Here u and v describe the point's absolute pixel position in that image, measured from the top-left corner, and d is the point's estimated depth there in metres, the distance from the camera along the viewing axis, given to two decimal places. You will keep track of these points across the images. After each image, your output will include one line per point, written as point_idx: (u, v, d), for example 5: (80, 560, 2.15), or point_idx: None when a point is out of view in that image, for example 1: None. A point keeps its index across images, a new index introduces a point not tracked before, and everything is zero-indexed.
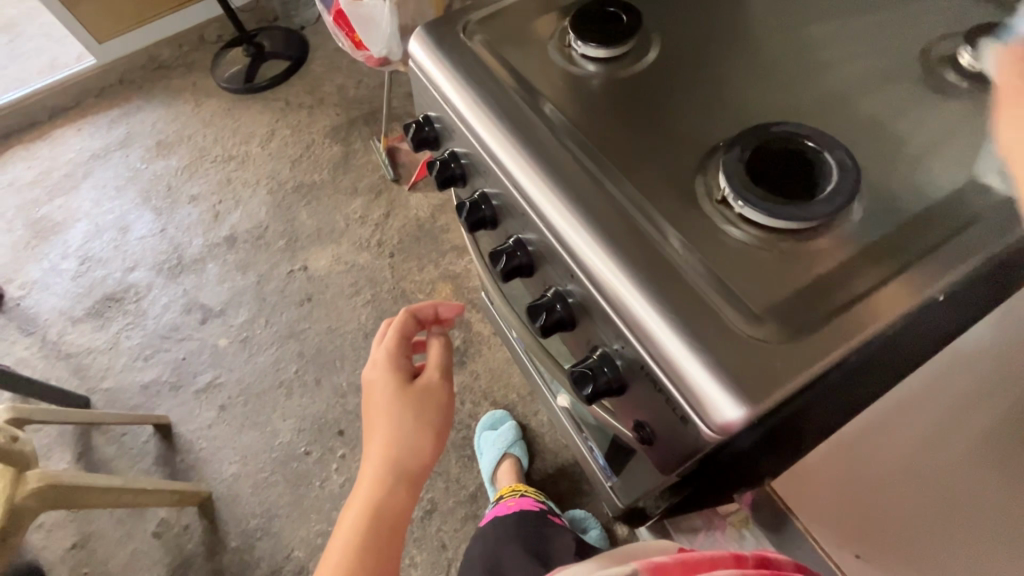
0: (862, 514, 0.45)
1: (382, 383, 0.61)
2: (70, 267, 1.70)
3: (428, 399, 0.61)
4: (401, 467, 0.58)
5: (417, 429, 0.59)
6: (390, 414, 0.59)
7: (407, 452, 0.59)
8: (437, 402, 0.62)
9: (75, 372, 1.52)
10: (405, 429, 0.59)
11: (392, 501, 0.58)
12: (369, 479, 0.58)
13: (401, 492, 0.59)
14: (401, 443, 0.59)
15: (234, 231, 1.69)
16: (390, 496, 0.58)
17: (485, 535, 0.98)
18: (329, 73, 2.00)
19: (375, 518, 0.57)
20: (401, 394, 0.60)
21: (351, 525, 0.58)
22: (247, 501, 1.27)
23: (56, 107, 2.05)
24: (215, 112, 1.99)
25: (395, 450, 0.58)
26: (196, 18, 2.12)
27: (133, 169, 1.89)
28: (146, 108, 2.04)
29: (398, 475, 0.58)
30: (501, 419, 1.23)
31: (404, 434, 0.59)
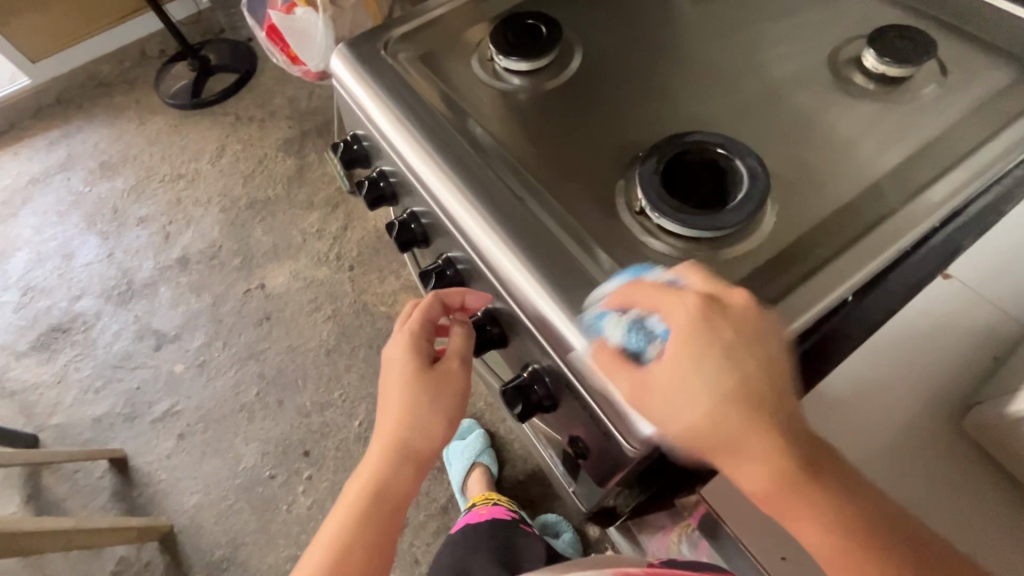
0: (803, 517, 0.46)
1: (394, 356, 0.47)
2: (11, 299, 1.62)
3: (446, 383, 0.47)
4: (407, 455, 0.47)
5: (431, 418, 0.47)
6: (401, 393, 0.47)
7: (417, 439, 0.47)
8: (455, 392, 0.47)
9: (21, 409, 1.45)
10: (419, 413, 0.47)
11: (395, 485, 0.48)
12: (376, 454, 0.48)
13: (405, 481, 0.48)
14: (411, 429, 0.47)
15: (185, 253, 1.64)
16: (394, 480, 0.48)
17: (457, 543, 0.97)
18: (279, 85, 1.96)
19: (377, 500, 0.48)
20: (420, 371, 0.47)
21: (352, 498, 0.49)
22: (212, 531, 1.23)
23: None
24: (161, 129, 1.92)
25: (400, 436, 0.47)
26: (135, 33, 2.05)
27: (75, 193, 1.81)
28: (87, 127, 1.96)
29: (404, 463, 0.48)
30: (470, 429, 1.22)
31: (415, 419, 0.47)
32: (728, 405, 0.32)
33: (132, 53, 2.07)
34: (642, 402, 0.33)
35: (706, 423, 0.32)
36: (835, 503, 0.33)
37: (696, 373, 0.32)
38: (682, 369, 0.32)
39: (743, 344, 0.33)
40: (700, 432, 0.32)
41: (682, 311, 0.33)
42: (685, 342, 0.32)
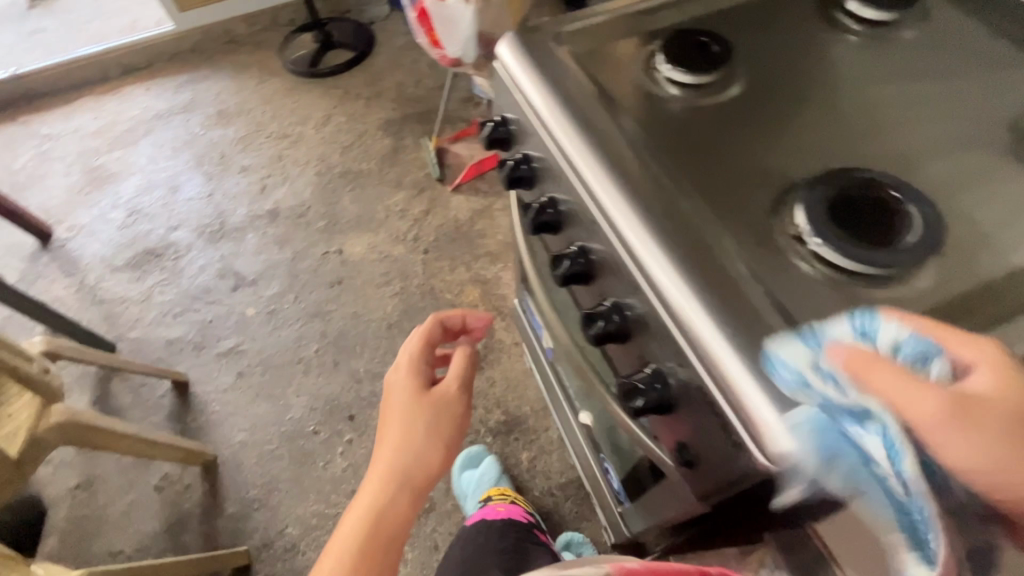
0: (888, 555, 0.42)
1: (401, 390, 0.62)
2: (117, 217, 1.76)
3: (443, 409, 0.62)
4: (413, 474, 0.58)
5: (430, 439, 0.60)
6: (405, 418, 0.60)
7: (415, 462, 0.58)
8: (451, 411, 0.62)
9: (105, 318, 1.56)
10: (423, 437, 0.60)
11: (394, 508, 0.57)
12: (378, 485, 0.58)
13: (402, 503, 0.58)
14: (411, 450, 0.58)
15: (277, 206, 1.73)
16: (391, 504, 0.57)
17: (470, 538, 0.99)
18: (391, 69, 2.06)
19: (375, 523, 0.56)
20: (426, 402, 0.62)
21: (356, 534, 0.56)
22: (250, 470, 1.27)
23: (129, 66, 2.15)
24: (277, 90, 2.06)
25: (403, 456, 0.58)
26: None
27: (191, 133, 1.96)
28: (212, 77, 2.12)
29: (400, 485, 0.58)
30: (479, 455, 1.20)
31: (414, 444, 0.59)
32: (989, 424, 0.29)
33: (266, 16, 2.22)
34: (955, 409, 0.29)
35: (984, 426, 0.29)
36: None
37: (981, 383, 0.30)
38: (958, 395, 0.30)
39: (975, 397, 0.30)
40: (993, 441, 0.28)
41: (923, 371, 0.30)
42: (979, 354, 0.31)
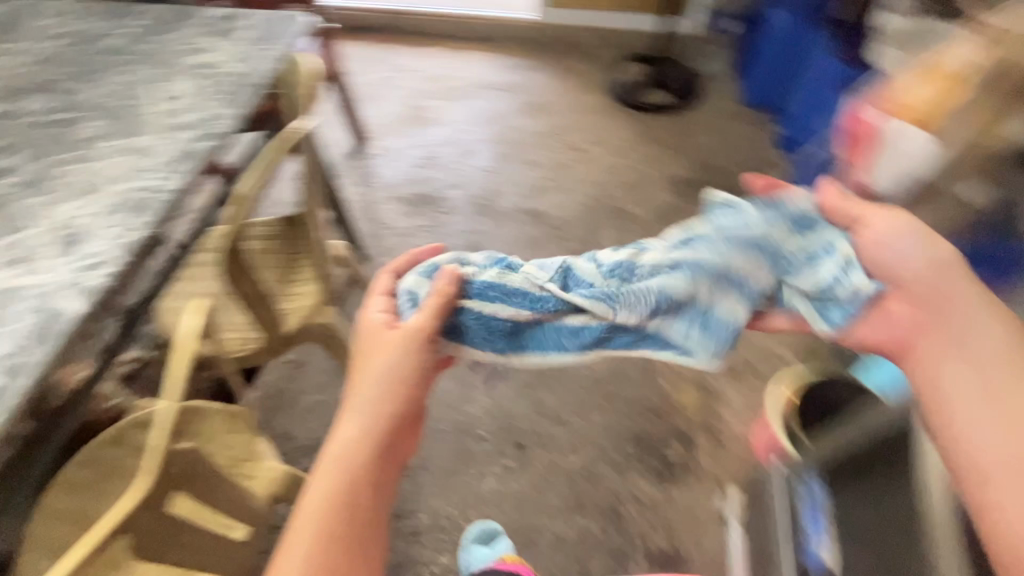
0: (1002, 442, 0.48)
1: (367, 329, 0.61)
2: (416, 156, 1.97)
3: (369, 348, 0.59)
4: (358, 440, 0.56)
5: (371, 405, 0.56)
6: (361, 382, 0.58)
7: (357, 436, 0.56)
8: (395, 369, 0.58)
9: (369, 234, 1.74)
10: (375, 396, 0.57)
11: (347, 484, 0.55)
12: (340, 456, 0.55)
13: (349, 474, 0.55)
14: (356, 426, 0.56)
15: (543, 210, 1.78)
16: (340, 478, 0.55)
17: None
18: (703, 133, 2.00)
19: (331, 507, 0.54)
20: (388, 361, 0.58)
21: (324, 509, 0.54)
22: (416, 438, 1.29)
23: (482, 35, 2.41)
24: (590, 104, 2.11)
25: (348, 430, 0.56)
26: (626, 24, 2.27)
27: (502, 110, 2.11)
28: (541, 69, 2.26)
29: (353, 457, 0.55)
30: (493, 531, 1.12)
31: (356, 414, 0.57)
32: (990, 343, 0.52)
33: (612, 37, 2.31)
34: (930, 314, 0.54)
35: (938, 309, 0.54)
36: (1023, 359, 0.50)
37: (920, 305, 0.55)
38: (970, 324, 0.53)
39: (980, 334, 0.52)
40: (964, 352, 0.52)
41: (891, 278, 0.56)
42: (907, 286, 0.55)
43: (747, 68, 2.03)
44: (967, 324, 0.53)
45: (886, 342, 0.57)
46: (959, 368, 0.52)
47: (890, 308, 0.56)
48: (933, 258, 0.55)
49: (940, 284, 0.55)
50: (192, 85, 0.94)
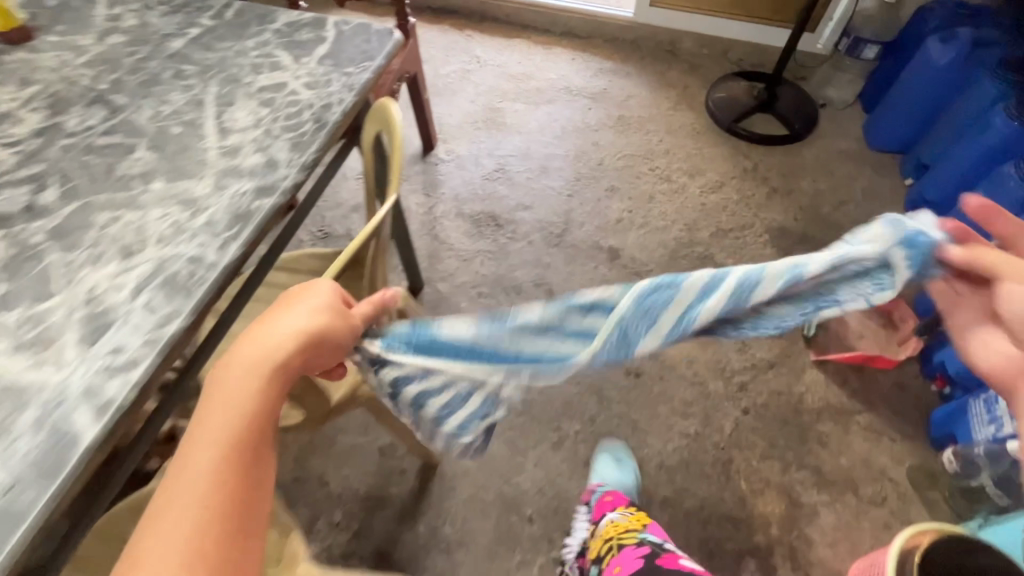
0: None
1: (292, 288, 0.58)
2: (486, 165, 1.80)
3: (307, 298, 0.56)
4: (276, 371, 0.51)
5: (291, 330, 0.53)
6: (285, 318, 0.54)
7: (275, 365, 0.51)
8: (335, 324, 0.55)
9: (428, 253, 1.60)
10: (296, 326, 0.53)
11: (254, 414, 0.49)
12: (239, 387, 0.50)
13: (256, 403, 0.49)
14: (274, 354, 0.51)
15: (621, 248, 1.60)
16: (238, 405, 0.49)
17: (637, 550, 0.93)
18: (814, 173, 1.74)
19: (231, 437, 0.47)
20: (304, 305, 0.55)
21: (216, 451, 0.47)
22: (456, 506, 1.17)
23: (571, 29, 2.19)
24: (684, 126, 1.89)
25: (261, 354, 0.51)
26: (731, 35, 2.03)
27: (585, 122, 1.91)
28: (633, 78, 2.04)
29: (260, 386, 0.50)
30: None
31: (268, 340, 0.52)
32: None
33: (712, 48, 2.09)
34: None
35: None
36: None
37: None
38: None
39: None
40: None
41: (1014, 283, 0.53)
42: None
43: (876, 110, 1.78)
44: None
45: (1003, 370, 0.49)
46: None
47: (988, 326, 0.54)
48: None
49: None
50: (257, 115, 0.80)
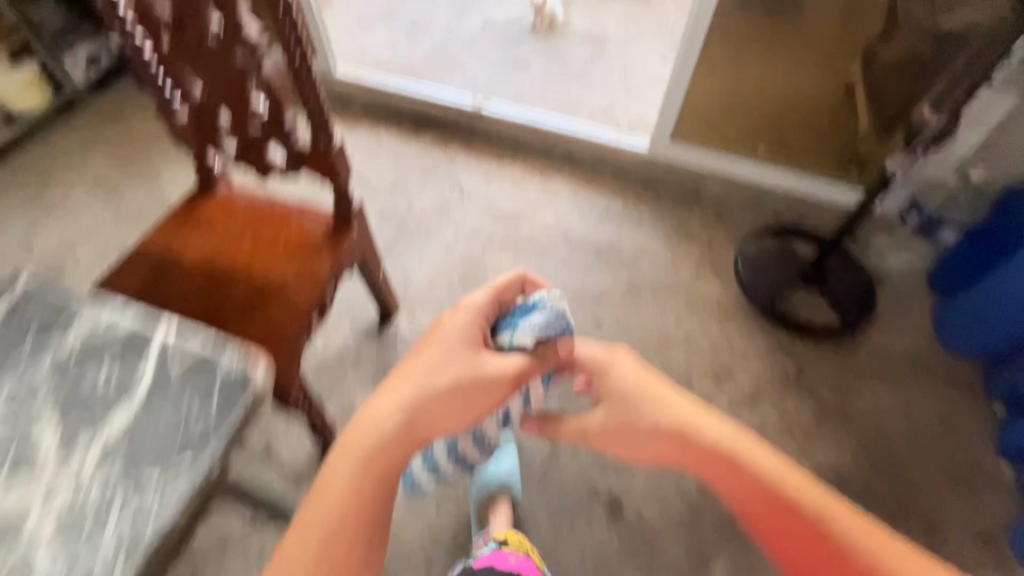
0: (685, 453, 0.66)
1: (462, 318, 0.72)
2: None
3: (451, 333, 0.69)
4: (429, 403, 0.61)
5: (453, 366, 0.65)
6: (445, 349, 0.66)
7: (430, 398, 0.62)
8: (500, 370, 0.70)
9: None
10: (456, 370, 0.65)
11: (407, 445, 0.59)
12: (352, 470, 0.55)
13: (413, 425, 0.59)
14: (434, 380, 0.63)
15: (624, 494, 1.23)
16: (385, 422, 0.58)
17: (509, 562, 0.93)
18: (876, 387, 1.37)
19: (385, 450, 0.57)
20: (456, 353, 0.67)
21: (358, 480, 0.55)
22: None
23: (575, 155, 1.85)
24: (709, 301, 1.52)
25: (428, 384, 0.62)
26: (772, 184, 1.70)
27: (586, 289, 1.55)
28: (647, 225, 1.69)
29: (417, 418, 0.60)
30: None
31: (440, 368, 0.64)
32: (669, 396, 0.69)
33: (742, 193, 1.74)
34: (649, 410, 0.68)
35: (672, 407, 0.67)
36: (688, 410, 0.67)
37: (637, 387, 0.70)
38: (663, 392, 0.70)
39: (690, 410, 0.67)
40: (662, 404, 0.68)
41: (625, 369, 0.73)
42: (656, 396, 0.69)
43: (957, 297, 1.40)
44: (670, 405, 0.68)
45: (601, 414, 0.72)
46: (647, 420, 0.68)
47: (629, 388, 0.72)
48: (638, 382, 0.71)
49: (644, 401, 0.69)
50: None
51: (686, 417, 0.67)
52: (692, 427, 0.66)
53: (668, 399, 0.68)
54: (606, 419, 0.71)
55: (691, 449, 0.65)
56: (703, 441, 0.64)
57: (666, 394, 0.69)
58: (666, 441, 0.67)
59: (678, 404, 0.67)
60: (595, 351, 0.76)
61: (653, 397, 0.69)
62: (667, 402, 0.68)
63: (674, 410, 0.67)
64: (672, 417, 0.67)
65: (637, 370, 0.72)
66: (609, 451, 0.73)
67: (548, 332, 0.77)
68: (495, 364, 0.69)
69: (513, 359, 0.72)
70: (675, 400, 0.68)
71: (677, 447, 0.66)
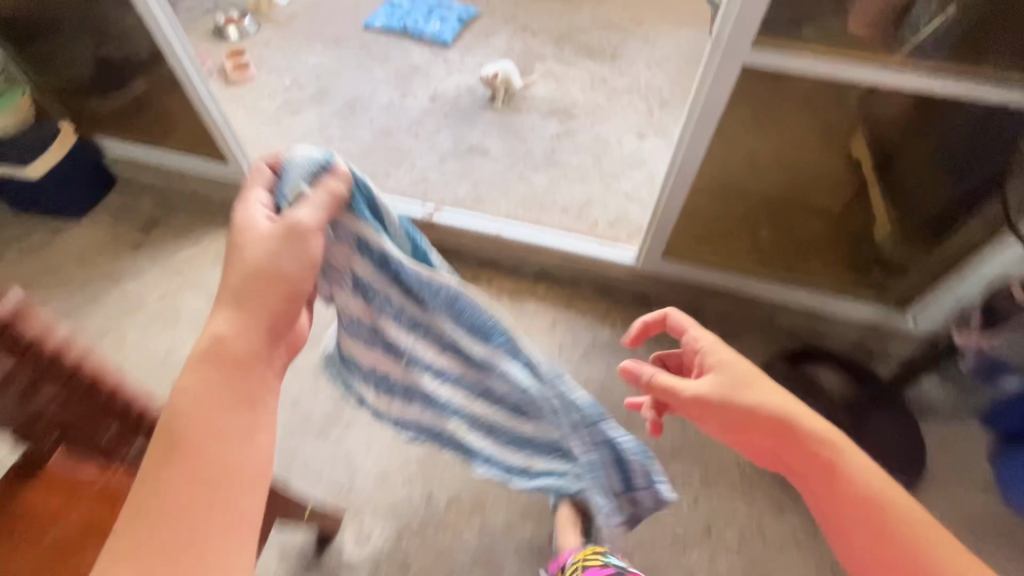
0: (850, 503, 0.66)
1: (243, 218, 0.63)
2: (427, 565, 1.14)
3: (247, 238, 0.61)
4: (249, 328, 0.58)
5: (248, 269, 0.60)
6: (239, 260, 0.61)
7: (249, 309, 0.58)
8: (283, 239, 0.62)
9: None
10: (255, 263, 0.60)
11: (222, 373, 0.55)
12: (193, 391, 0.54)
13: (226, 357, 0.56)
14: (244, 294, 0.59)
15: None
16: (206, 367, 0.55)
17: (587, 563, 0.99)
18: None
19: (212, 401, 0.53)
20: (244, 248, 0.61)
21: (205, 428, 0.52)
22: None
23: (549, 269, 1.55)
24: (727, 464, 1.26)
25: (237, 294, 0.59)
26: (791, 304, 1.44)
27: None
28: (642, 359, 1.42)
29: (248, 341, 0.57)
30: None
31: (246, 287, 0.59)
32: (821, 428, 0.70)
33: (749, 312, 1.48)
34: (787, 434, 0.70)
35: (807, 436, 0.70)
36: (834, 442, 0.69)
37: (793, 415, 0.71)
38: (798, 408, 0.71)
39: (841, 449, 0.69)
40: (814, 429, 0.69)
41: (764, 386, 0.73)
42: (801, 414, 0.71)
43: (1013, 452, 1.15)
44: (820, 441, 0.69)
45: (693, 403, 0.75)
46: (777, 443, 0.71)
47: (762, 394, 0.72)
48: (748, 393, 0.72)
49: (776, 421, 0.70)
50: None
51: (845, 465, 0.68)
52: (857, 477, 0.67)
53: (819, 433, 0.69)
54: (707, 396, 0.73)
55: (856, 504, 0.66)
56: (863, 486, 0.66)
57: (814, 430, 0.69)
58: (817, 471, 0.69)
59: (834, 445, 0.69)
60: (711, 348, 0.78)
61: (788, 425, 0.70)
62: (813, 424, 0.70)
63: (843, 455, 0.68)
64: (789, 438, 0.70)
65: (757, 374, 0.74)
66: (696, 419, 0.76)
67: (345, 284, 0.74)
68: (261, 242, 0.61)
69: (282, 225, 0.62)
70: (817, 430, 0.69)
71: (837, 492, 0.67)
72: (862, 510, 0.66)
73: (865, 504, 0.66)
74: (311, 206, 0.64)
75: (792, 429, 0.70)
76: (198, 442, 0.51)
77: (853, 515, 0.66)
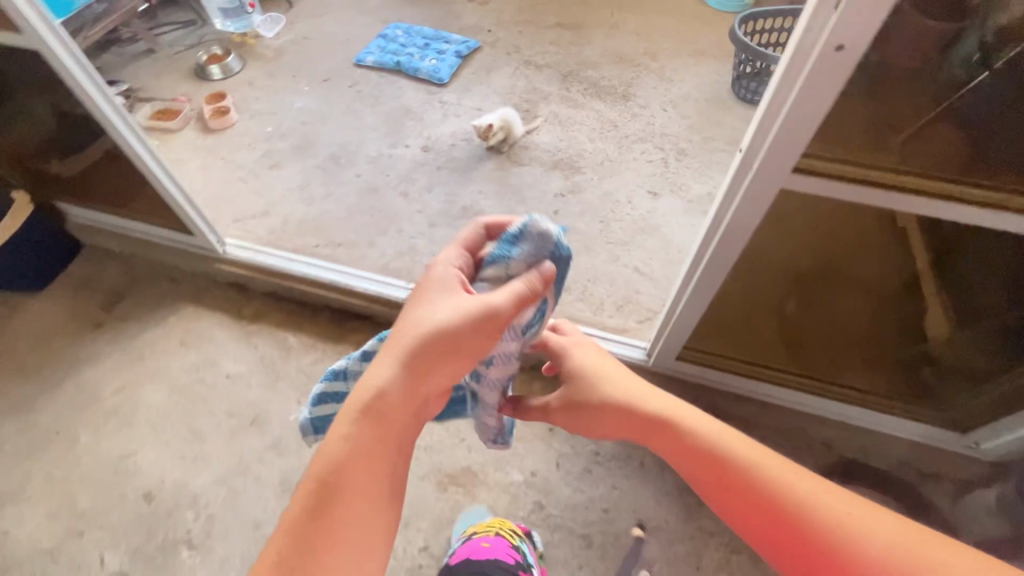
0: (729, 490, 0.66)
1: (447, 271, 0.68)
2: None
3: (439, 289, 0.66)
4: (406, 377, 0.62)
5: (436, 315, 0.64)
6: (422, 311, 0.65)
7: (418, 355, 0.63)
8: (475, 310, 0.63)
9: None
10: (439, 319, 0.63)
11: (389, 410, 0.61)
12: (346, 430, 0.60)
13: (388, 398, 0.61)
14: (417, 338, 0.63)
15: None
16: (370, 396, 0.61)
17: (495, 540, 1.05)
18: None
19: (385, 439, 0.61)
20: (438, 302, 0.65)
21: (363, 460, 0.59)
22: None
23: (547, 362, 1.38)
24: None
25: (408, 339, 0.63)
26: (825, 411, 1.26)
27: None
28: (653, 477, 1.23)
29: (405, 390, 0.62)
30: None
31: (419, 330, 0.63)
32: (678, 407, 0.74)
33: (778, 420, 1.28)
34: (653, 430, 0.74)
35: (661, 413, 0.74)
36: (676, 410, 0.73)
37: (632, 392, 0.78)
38: (648, 389, 0.78)
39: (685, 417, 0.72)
40: (655, 403, 0.75)
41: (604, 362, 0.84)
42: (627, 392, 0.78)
43: None
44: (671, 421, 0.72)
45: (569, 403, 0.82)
46: (624, 421, 0.77)
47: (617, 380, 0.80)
48: (607, 378, 0.81)
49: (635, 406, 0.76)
50: None
51: (711, 438, 0.69)
52: (727, 453, 0.67)
53: (663, 412, 0.74)
54: (570, 397, 0.83)
55: (744, 490, 0.65)
56: (747, 468, 0.66)
57: (653, 406, 0.75)
58: (681, 454, 0.71)
59: (694, 419, 0.72)
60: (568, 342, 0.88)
61: (636, 409, 0.76)
62: (661, 400, 0.75)
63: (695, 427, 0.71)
64: (652, 421, 0.74)
65: (599, 356, 0.85)
66: (597, 427, 0.81)
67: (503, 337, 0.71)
68: (450, 309, 0.63)
69: (480, 305, 0.63)
70: (656, 402, 0.75)
71: (713, 477, 0.68)
72: (748, 499, 0.64)
73: (756, 494, 0.64)
74: (509, 291, 0.64)
75: (643, 409, 0.75)
76: (345, 480, 0.57)
77: (751, 508, 0.64)
